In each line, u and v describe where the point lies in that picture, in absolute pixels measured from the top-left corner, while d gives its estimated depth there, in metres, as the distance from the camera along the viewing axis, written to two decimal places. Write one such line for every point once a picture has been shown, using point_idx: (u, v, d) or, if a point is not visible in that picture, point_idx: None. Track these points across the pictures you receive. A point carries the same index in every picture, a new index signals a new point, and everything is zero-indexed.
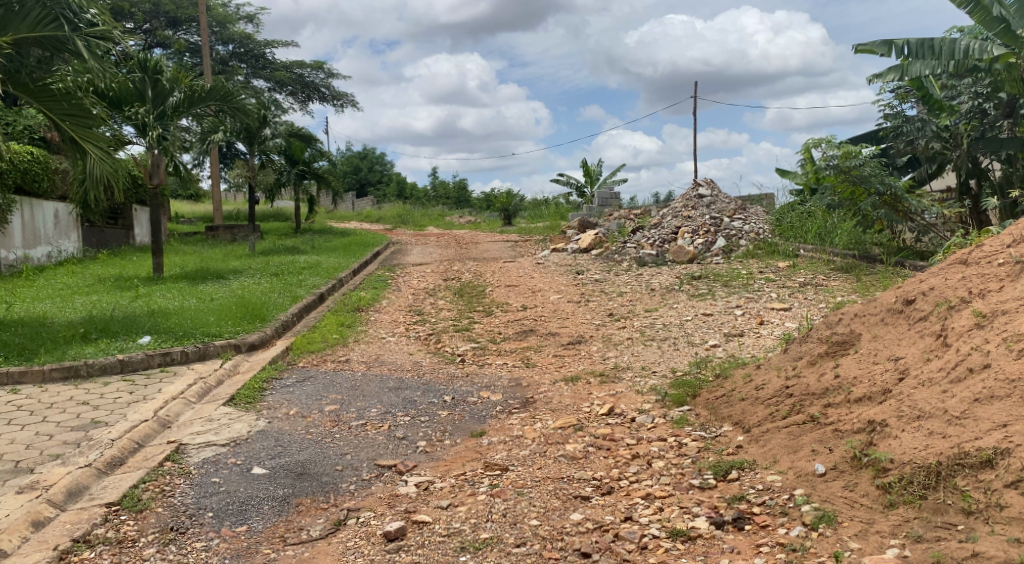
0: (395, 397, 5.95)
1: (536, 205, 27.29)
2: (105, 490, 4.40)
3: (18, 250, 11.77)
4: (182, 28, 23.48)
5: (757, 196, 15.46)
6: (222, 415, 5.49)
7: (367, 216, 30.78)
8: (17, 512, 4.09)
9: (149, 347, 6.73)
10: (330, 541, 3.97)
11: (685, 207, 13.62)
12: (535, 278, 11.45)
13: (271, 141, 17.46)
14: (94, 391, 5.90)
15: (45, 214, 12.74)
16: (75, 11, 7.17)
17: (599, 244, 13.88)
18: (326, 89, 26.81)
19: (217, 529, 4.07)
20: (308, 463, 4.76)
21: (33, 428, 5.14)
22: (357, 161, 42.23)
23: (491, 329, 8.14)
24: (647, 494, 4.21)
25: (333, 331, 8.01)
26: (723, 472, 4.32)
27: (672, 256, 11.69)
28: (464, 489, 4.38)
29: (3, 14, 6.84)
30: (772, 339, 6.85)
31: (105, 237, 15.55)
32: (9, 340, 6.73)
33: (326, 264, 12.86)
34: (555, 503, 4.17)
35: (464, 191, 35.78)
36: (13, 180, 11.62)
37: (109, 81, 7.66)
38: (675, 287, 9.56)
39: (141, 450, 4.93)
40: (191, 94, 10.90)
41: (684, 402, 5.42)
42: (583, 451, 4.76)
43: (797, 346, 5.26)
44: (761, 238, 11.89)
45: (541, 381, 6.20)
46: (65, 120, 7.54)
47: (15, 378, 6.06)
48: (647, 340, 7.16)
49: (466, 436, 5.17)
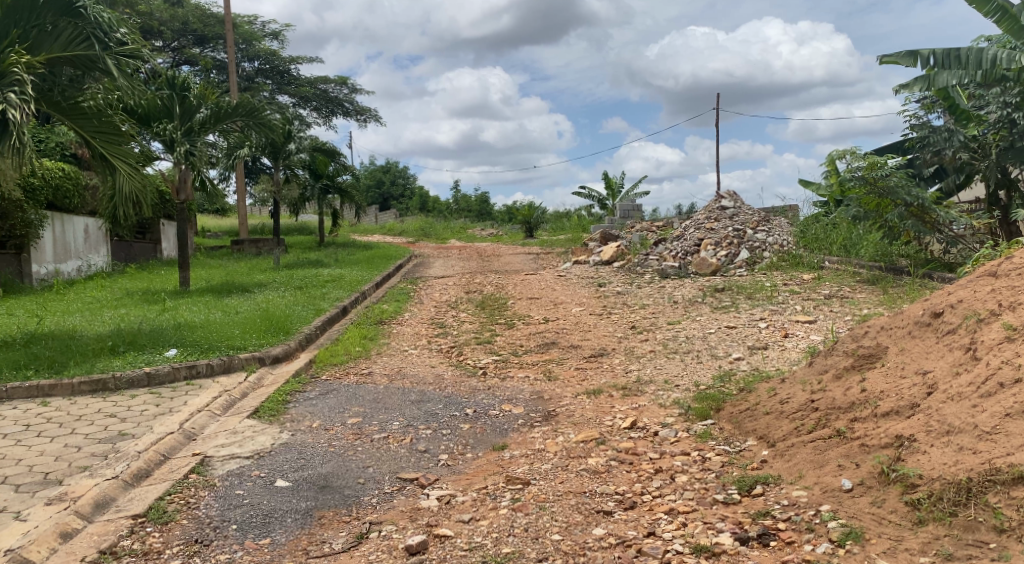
0: (417, 410, 5.95)
1: (559, 219, 27.39)
2: (131, 502, 4.44)
3: (49, 265, 11.97)
4: (209, 46, 23.81)
5: (782, 208, 15.38)
6: (246, 428, 5.53)
7: (391, 229, 31.03)
8: (46, 523, 4.12)
9: (176, 361, 6.80)
10: (352, 554, 3.98)
11: (709, 219, 13.54)
12: (557, 291, 11.48)
13: (296, 155, 17.64)
14: (121, 403, 5.97)
15: (76, 229, 12.95)
16: (105, 31, 7.29)
17: (621, 256, 13.87)
18: (349, 104, 27.04)
19: (241, 541, 4.09)
20: (331, 476, 4.77)
21: (62, 441, 5.20)
22: (380, 175, 42.55)
23: (513, 342, 8.14)
24: (671, 509, 4.17)
25: (357, 343, 8.05)
26: (748, 487, 4.28)
27: (695, 268, 11.70)
28: (487, 503, 4.37)
29: (36, 35, 7.06)
30: (797, 352, 6.78)
31: (134, 251, 15.73)
32: (40, 352, 6.82)
33: (348, 277, 12.96)
34: (577, 518, 4.15)
35: (486, 203, 35.93)
36: (44, 196, 11.81)
37: (138, 97, 7.80)
38: (698, 300, 9.52)
39: (166, 462, 4.97)
40: (217, 110, 11.07)
41: (707, 416, 5.38)
42: (605, 465, 4.75)
43: (823, 359, 5.21)
44: (785, 250, 11.76)
45: (563, 395, 6.19)
46: (95, 137, 7.61)
47: (45, 391, 6.13)
48: (671, 353, 7.12)
49: (488, 450, 5.17)
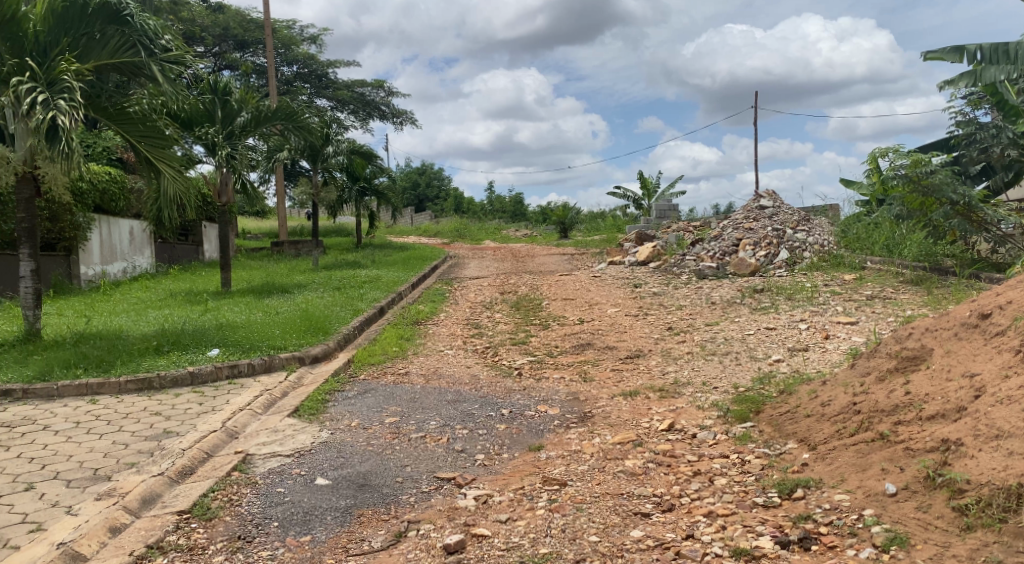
0: (453, 410, 5.98)
1: (593, 220, 27.33)
2: (177, 498, 4.52)
3: (96, 267, 12.24)
4: (249, 50, 24.17)
5: (822, 207, 15.17)
6: (286, 426, 5.60)
7: (426, 230, 31.23)
8: (96, 518, 4.22)
9: (218, 360, 6.92)
10: (391, 552, 4.02)
11: (747, 218, 13.40)
12: (593, 291, 11.46)
13: (334, 158, 17.83)
14: (166, 402, 6.08)
15: (121, 231, 13.22)
16: (151, 37, 7.45)
17: (657, 257, 13.80)
18: (385, 107, 27.25)
19: (283, 538, 4.15)
20: (369, 474, 4.81)
21: (110, 438, 5.32)
22: (416, 177, 42.80)
23: (548, 342, 8.14)
24: (710, 512, 4.14)
25: (393, 344, 8.12)
26: (788, 490, 4.23)
27: (733, 269, 11.58)
28: (523, 503, 4.38)
29: (86, 42, 7.24)
30: (839, 354, 6.68)
31: (177, 253, 16.01)
32: (88, 352, 6.97)
33: (385, 278, 13.08)
34: (614, 519, 4.14)
35: (520, 204, 35.98)
36: (91, 199, 12.07)
37: (182, 103, 7.93)
38: (737, 301, 9.42)
39: (210, 460, 5.06)
40: (258, 114, 11.23)
41: (747, 418, 5.31)
42: (642, 467, 4.72)
43: (865, 361, 5.13)
44: (825, 250, 11.59)
45: (599, 396, 6.17)
46: (140, 141, 7.78)
47: (93, 389, 6.27)
48: (709, 355, 7.06)
49: (524, 451, 5.17)
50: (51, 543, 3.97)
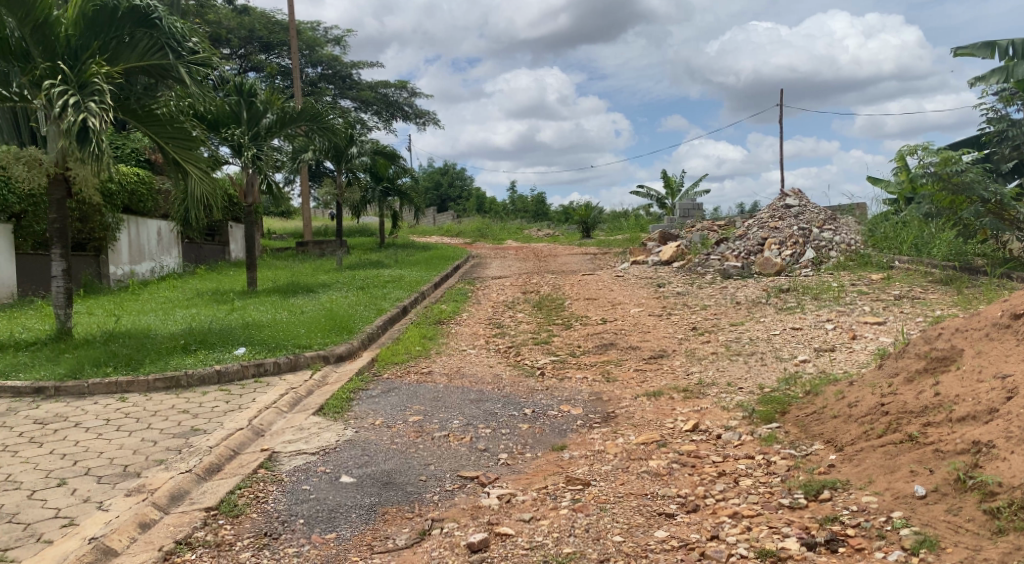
0: (476, 410, 5.98)
1: (616, 219, 27.24)
2: (204, 495, 4.57)
3: (125, 266, 12.39)
4: (274, 52, 24.38)
5: (848, 206, 15.01)
6: (312, 425, 5.64)
7: (449, 230, 31.30)
8: (126, 513, 4.27)
9: (245, 359, 6.98)
10: (415, 550, 4.03)
11: (773, 217, 13.29)
12: (616, 291, 11.42)
13: (357, 159, 17.93)
14: (194, 400, 6.15)
15: (149, 231, 13.38)
16: (179, 40, 7.53)
17: (681, 256, 13.72)
18: (409, 107, 27.36)
19: (308, 536, 4.18)
20: (394, 473, 4.83)
21: (139, 435, 5.39)
22: (438, 177, 42.91)
23: (571, 342, 8.12)
24: (735, 513, 4.11)
25: (416, 343, 8.14)
26: (815, 492, 4.19)
27: (758, 268, 11.49)
28: (547, 503, 4.38)
29: (115, 46, 7.36)
30: (866, 354, 6.60)
31: (203, 253, 16.17)
32: (118, 350, 7.07)
33: (408, 278, 13.12)
34: (639, 520, 4.13)
35: (542, 204, 35.97)
36: (120, 199, 12.23)
37: (209, 104, 8.02)
38: (762, 301, 9.35)
39: (236, 457, 5.11)
40: (283, 115, 11.32)
41: (772, 419, 5.28)
42: (667, 467, 4.70)
43: (893, 362, 5.07)
44: (852, 249, 11.45)
45: (623, 396, 6.15)
46: (168, 143, 7.85)
47: (122, 387, 6.36)
48: (733, 355, 7.01)
49: (547, 450, 5.17)
50: (83, 538, 4.03)
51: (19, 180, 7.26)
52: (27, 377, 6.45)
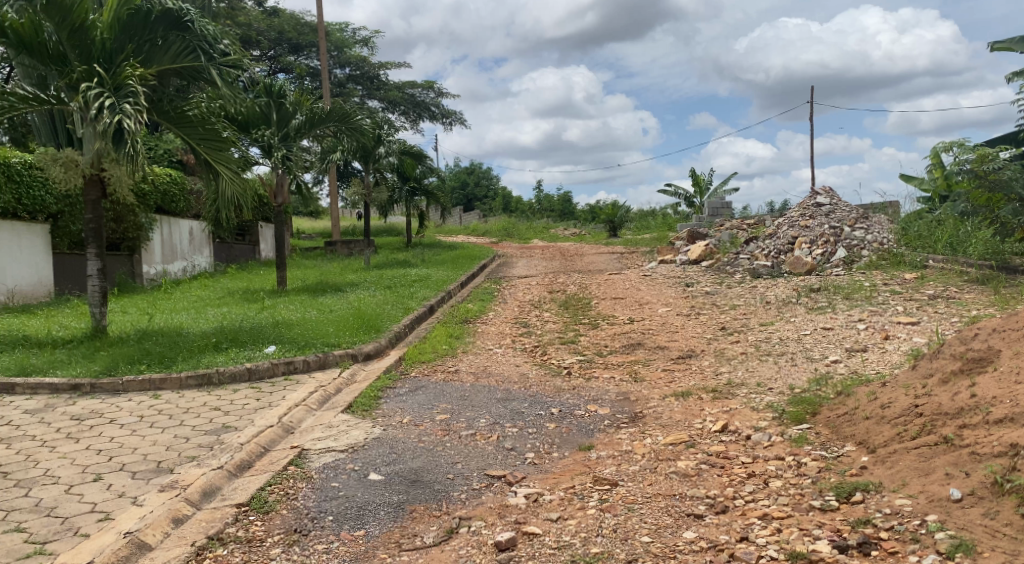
0: (503, 409, 5.98)
1: (644, 218, 27.12)
2: (236, 491, 4.62)
3: (157, 266, 12.57)
4: (303, 53, 24.61)
5: (880, 205, 14.80)
6: (341, 422, 5.68)
7: (475, 229, 31.35)
8: (160, 508, 4.33)
9: (275, 356, 7.05)
10: (443, 548, 4.04)
11: (803, 216, 13.14)
12: (643, 291, 11.35)
13: (385, 159, 18.03)
14: (225, 397, 6.22)
15: (182, 231, 13.55)
16: (211, 42, 7.64)
17: (710, 255, 13.62)
18: (436, 107, 27.45)
19: (337, 532, 4.20)
20: (421, 471, 4.85)
21: (172, 432, 5.46)
22: (465, 176, 43.01)
23: (598, 342, 8.09)
24: (765, 514, 4.07)
25: (443, 342, 8.16)
26: (846, 494, 4.14)
27: (789, 268, 11.38)
28: (574, 502, 4.36)
29: (149, 49, 7.44)
30: (900, 355, 6.50)
31: (234, 252, 16.35)
32: (151, 348, 7.16)
33: (435, 277, 13.15)
34: (667, 520, 4.10)
35: (569, 203, 35.91)
36: (153, 200, 12.40)
37: (240, 106, 8.10)
38: (793, 300, 9.24)
39: (267, 455, 5.15)
40: (312, 116, 11.41)
41: (803, 420, 5.21)
42: (695, 468, 4.67)
43: (927, 363, 4.98)
44: (885, 248, 11.29)
45: (650, 396, 6.11)
46: (200, 144, 7.93)
47: (156, 384, 6.45)
48: (763, 356, 6.94)
49: (574, 450, 5.16)
50: (118, 532, 4.09)
51: (56, 181, 7.37)
52: (64, 374, 6.56)
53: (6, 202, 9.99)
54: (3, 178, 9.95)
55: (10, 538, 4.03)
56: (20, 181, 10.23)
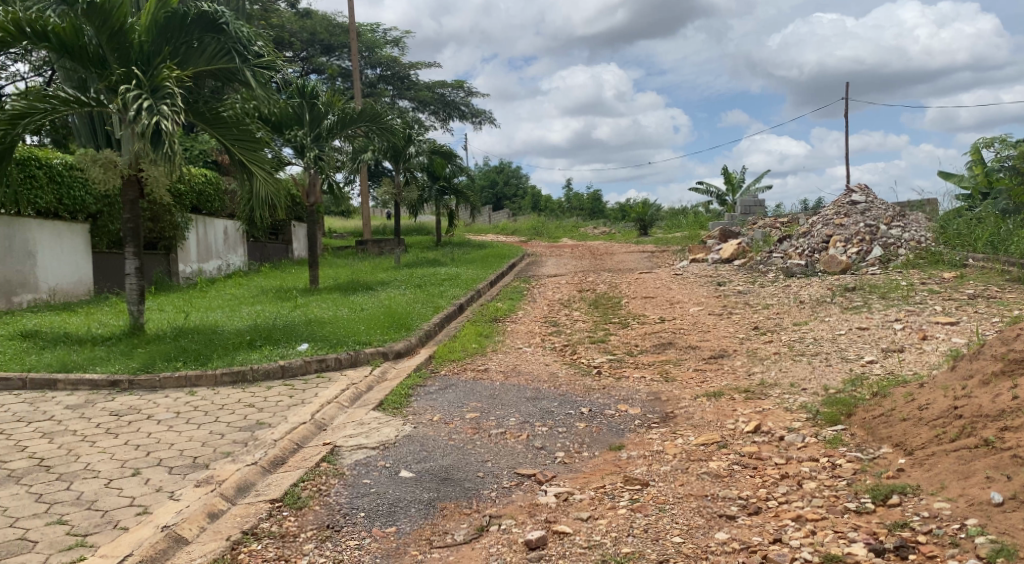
0: (533, 407, 5.97)
1: (674, 216, 26.96)
2: (269, 487, 4.67)
3: (193, 264, 12.74)
4: (335, 54, 24.80)
5: (918, 203, 14.55)
6: (372, 420, 5.71)
7: (505, 228, 31.38)
8: (196, 503, 4.39)
9: (308, 354, 7.11)
10: (474, 546, 4.04)
11: (838, 214, 12.96)
12: (674, 290, 11.28)
13: (415, 158, 18.11)
14: (259, 394, 6.29)
15: (216, 231, 13.72)
16: (245, 44, 7.71)
17: (742, 254, 13.48)
18: (465, 107, 27.51)
19: (369, 529, 4.22)
20: (452, 469, 4.86)
21: (207, 428, 5.53)
22: (494, 175, 43.08)
23: (628, 342, 8.05)
24: (799, 516, 4.01)
25: (473, 341, 8.17)
26: (883, 496, 4.07)
27: (823, 267, 11.23)
28: (605, 502, 4.35)
29: (185, 51, 7.57)
30: (938, 355, 6.38)
31: (267, 251, 16.53)
32: (187, 346, 7.26)
33: (465, 275, 13.17)
34: (699, 521, 4.06)
35: (599, 201, 35.81)
36: (189, 200, 12.57)
37: (274, 106, 8.19)
38: (827, 300, 9.12)
39: (300, 451, 5.20)
40: (344, 116, 11.48)
41: (838, 421, 5.14)
42: (727, 469, 4.62)
43: (967, 364, 4.88)
44: (923, 246, 11.10)
45: (682, 396, 6.07)
46: (235, 145, 8.01)
47: (192, 381, 6.53)
48: (797, 356, 6.85)
49: (605, 449, 5.13)
50: (156, 526, 4.15)
51: (95, 182, 7.50)
52: (103, 370, 6.67)
53: (49, 202, 10.17)
54: (45, 178, 10.14)
55: (52, 530, 4.10)
56: (61, 182, 10.42)
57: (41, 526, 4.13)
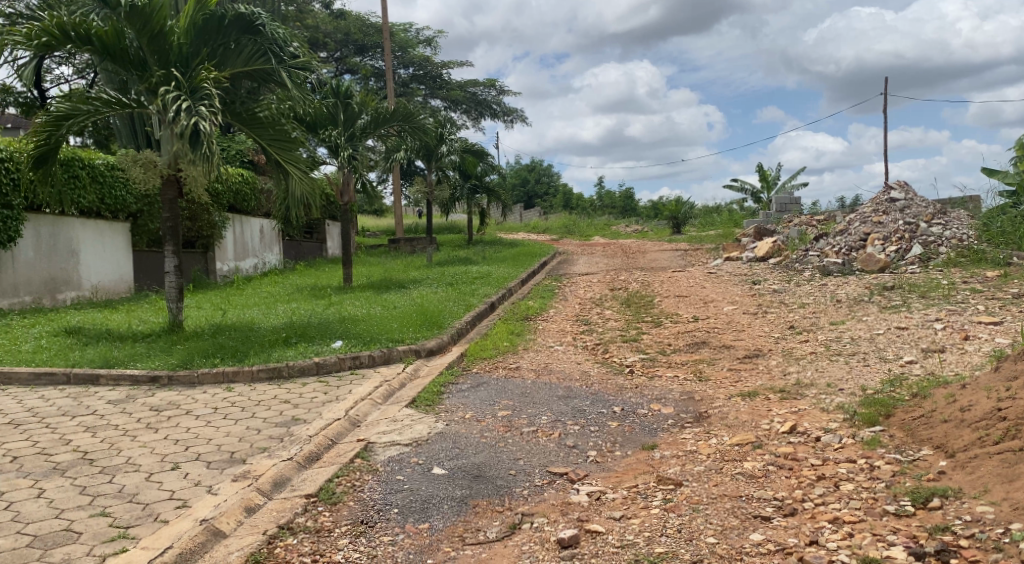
0: (564, 406, 5.96)
1: (708, 215, 26.73)
2: (305, 482, 4.71)
3: (230, 263, 12.92)
4: (368, 54, 24.97)
5: (960, 200, 14.26)
6: (405, 416, 5.74)
7: (536, 227, 31.35)
8: (233, 497, 4.44)
9: (342, 351, 7.17)
10: (506, 543, 4.04)
11: (876, 212, 12.75)
12: (708, 289, 11.18)
13: (447, 157, 18.17)
14: (294, 391, 6.35)
15: (253, 230, 13.89)
16: (280, 45, 7.80)
17: (777, 252, 13.33)
18: (497, 105, 27.54)
19: (403, 525, 4.24)
20: (484, 466, 4.86)
21: (244, 423, 5.60)
22: (525, 174, 43.10)
23: (661, 340, 8.00)
24: (836, 518, 3.95)
25: (504, 339, 8.17)
26: (923, 499, 3.99)
27: (861, 265, 11.05)
28: (638, 501, 4.32)
29: (223, 52, 7.68)
30: (981, 356, 6.25)
31: (302, 249, 16.70)
32: (225, 342, 7.36)
33: (496, 274, 13.18)
34: (733, 522, 4.02)
35: (631, 199, 35.65)
36: (226, 199, 12.74)
37: (309, 106, 8.26)
38: (864, 299, 8.97)
39: (334, 447, 5.24)
40: (377, 115, 11.54)
41: (876, 422, 5.05)
42: (762, 470, 4.56)
43: (1011, 365, 4.77)
44: (964, 245, 10.88)
45: (716, 396, 6.01)
46: (271, 145, 8.09)
47: (229, 377, 6.62)
48: (834, 356, 6.75)
49: (638, 449, 5.10)
50: (195, 519, 4.20)
51: (135, 182, 7.63)
52: (144, 366, 6.78)
53: (91, 201, 10.27)
54: (88, 179, 10.26)
55: (96, 521, 4.18)
56: (103, 182, 10.56)
57: (85, 518, 4.21)
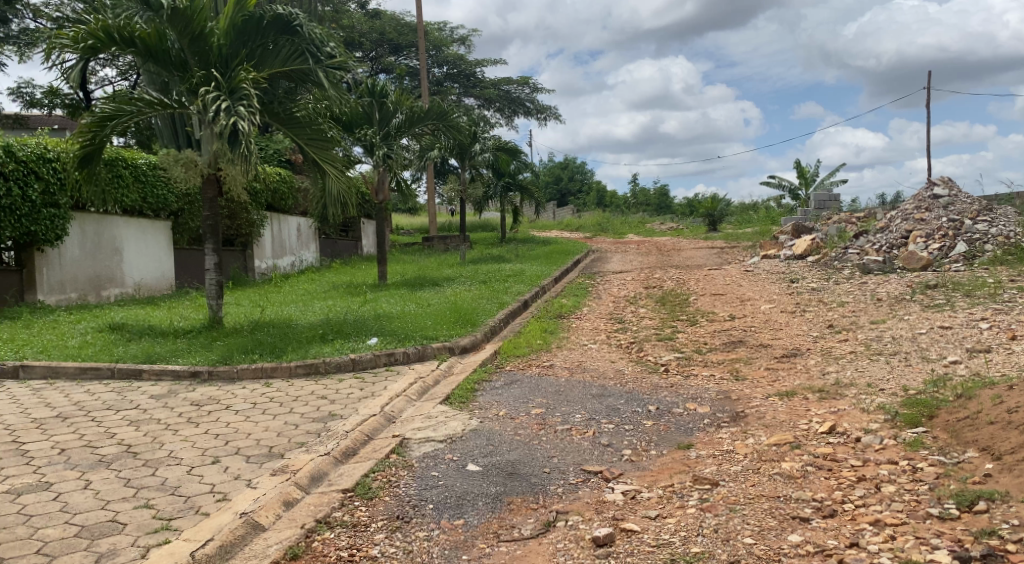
0: (599, 404, 5.92)
1: (744, 212, 26.42)
2: (342, 477, 4.74)
3: (267, 260, 13.08)
4: (403, 53, 25.09)
5: (1006, 197, 13.91)
6: (439, 413, 5.75)
7: (570, 224, 31.28)
8: (272, 491, 4.48)
9: (377, 348, 7.22)
10: (541, 541, 4.03)
11: (917, 209, 12.51)
12: (744, 287, 11.05)
13: (481, 155, 18.18)
14: (331, 387, 6.40)
15: (290, 228, 14.05)
16: (318, 45, 7.84)
17: (816, 250, 13.13)
18: (531, 103, 27.51)
19: (438, 520, 4.25)
20: (518, 463, 4.85)
21: (282, 418, 5.65)
22: (558, 171, 43.03)
23: (697, 339, 7.92)
24: (877, 520, 3.88)
25: (538, 336, 8.15)
26: (968, 502, 3.90)
27: (902, 263, 10.84)
28: (674, 501, 4.28)
29: (261, 53, 7.74)
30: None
31: (338, 247, 16.83)
32: (264, 339, 7.45)
33: (530, 271, 13.16)
34: (771, 522, 3.96)
35: (665, 197, 35.41)
36: (264, 197, 12.89)
37: (345, 106, 8.29)
38: (906, 298, 8.80)
39: (371, 442, 5.27)
40: (412, 114, 11.57)
41: (918, 423, 4.95)
42: (801, 470, 4.49)
43: None
44: (1011, 242, 10.61)
45: (753, 395, 5.93)
46: (308, 144, 8.16)
47: (268, 372, 6.69)
48: (874, 355, 6.62)
49: (673, 448, 5.05)
50: (235, 512, 4.25)
51: (177, 181, 7.75)
52: (184, 361, 6.88)
53: (134, 200, 10.45)
54: (131, 178, 10.44)
55: (139, 513, 4.25)
56: (145, 181, 10.74)
57: (130, 510, 4.28)
